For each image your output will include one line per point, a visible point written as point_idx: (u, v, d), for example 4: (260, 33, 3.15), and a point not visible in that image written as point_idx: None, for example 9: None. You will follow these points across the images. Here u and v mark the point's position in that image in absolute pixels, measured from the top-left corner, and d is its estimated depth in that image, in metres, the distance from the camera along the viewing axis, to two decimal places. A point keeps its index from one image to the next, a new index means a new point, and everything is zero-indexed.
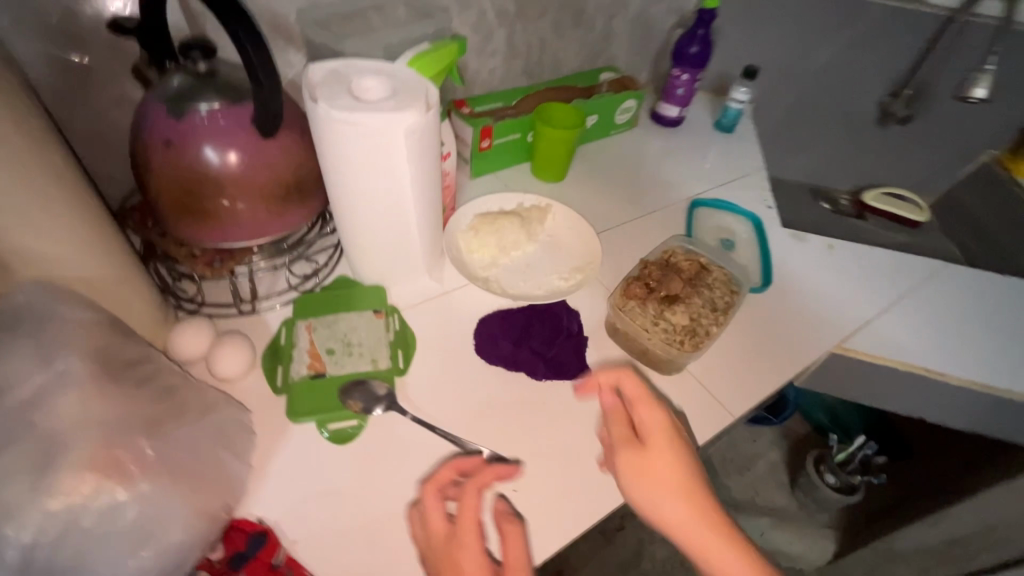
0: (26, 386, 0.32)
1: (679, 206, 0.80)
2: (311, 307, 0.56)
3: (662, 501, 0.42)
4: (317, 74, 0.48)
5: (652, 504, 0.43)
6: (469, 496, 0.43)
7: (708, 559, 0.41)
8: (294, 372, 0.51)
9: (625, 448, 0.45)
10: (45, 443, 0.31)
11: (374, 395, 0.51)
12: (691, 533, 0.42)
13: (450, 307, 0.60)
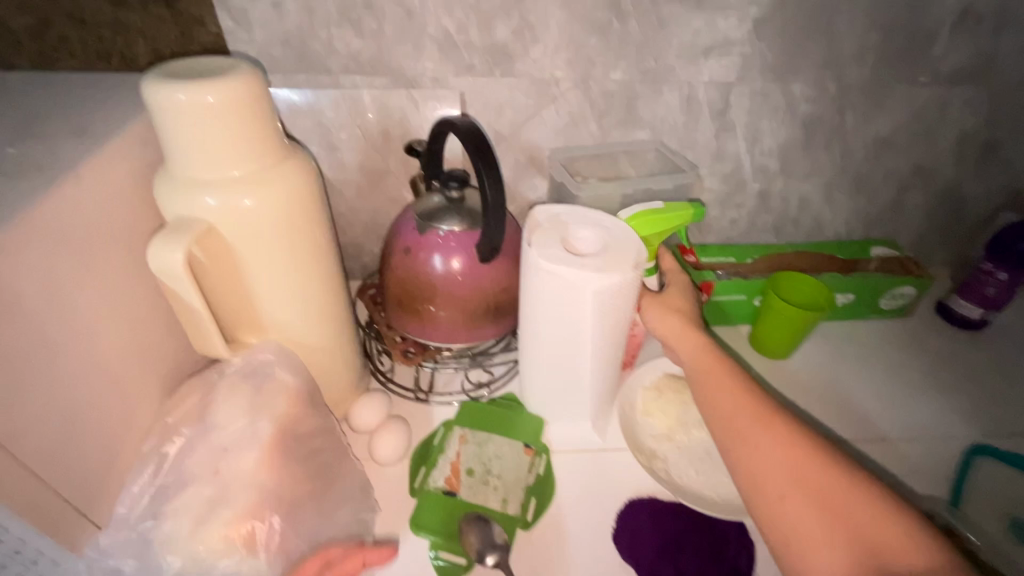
0: (228, 432, 0.39)
1: (946, 446, 0.59)
2: (472, 418, 0.57)
3: (669, 326, 0.52)
4: (538, 220, 0.50)
5: (661, 325, 0.53)
6: None
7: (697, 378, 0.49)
8: (432, 480, 0.52)
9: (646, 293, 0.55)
10: (216, 490, 0.37)
11: (492, 540, 0.47)
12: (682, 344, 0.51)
13: (601, 469, 0.54)
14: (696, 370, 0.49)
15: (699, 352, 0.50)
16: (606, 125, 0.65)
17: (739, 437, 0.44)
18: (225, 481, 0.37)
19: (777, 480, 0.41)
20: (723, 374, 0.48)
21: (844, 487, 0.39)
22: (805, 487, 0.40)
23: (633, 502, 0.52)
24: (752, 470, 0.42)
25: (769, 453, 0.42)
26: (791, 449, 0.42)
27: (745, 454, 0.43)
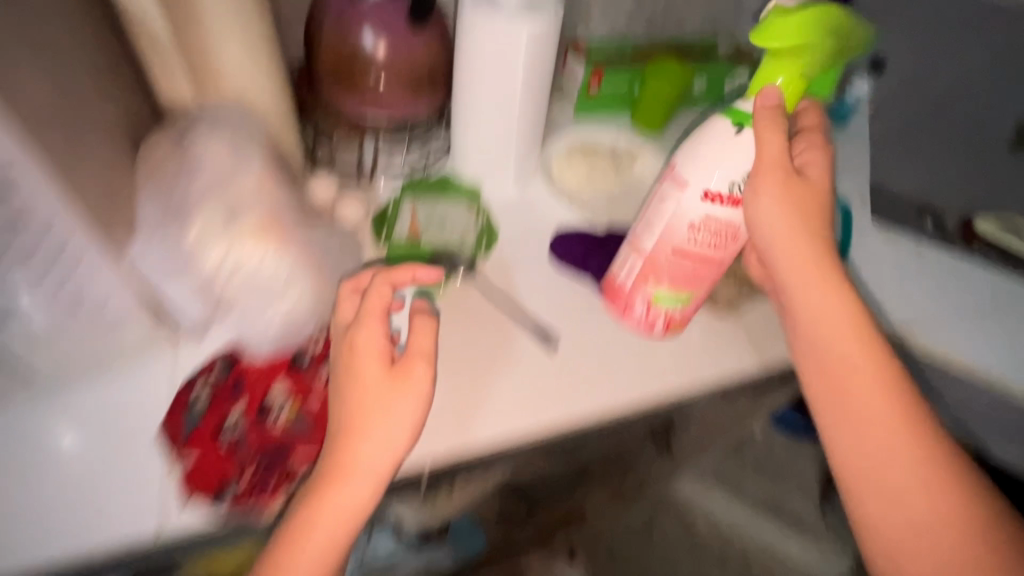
0: (214, 167, 0.43)
1: None
2: (416, 190, 0.65)
3: (816, 297, 0.46)
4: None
5: (821, 303, 0.46)
6: (379, 285, 0.44)
7: (829, 367, 0.46)
8: (396, 231, 0.60)
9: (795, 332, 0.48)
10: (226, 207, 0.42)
11: (458, 260, 0.59)
12: (836, 323, 0.46)
13: (532, 217, 0.67)
14: (831, 367, 0.46)
15: (841, 352, 0.46)
16: None
17: (833, 372, 0.46)
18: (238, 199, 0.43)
19: (858, 439, 0.45)
20: (870, 383, 0.45)
21: (937, 486, 0.43)
22: (885, 448, 0.44)
23: (558, 229, 0.65)
24: (857, 453, 0.45)
25: (856, 399, 0.45)
26: (905, 445, 0.44)
27: (859, 441, 0.44)
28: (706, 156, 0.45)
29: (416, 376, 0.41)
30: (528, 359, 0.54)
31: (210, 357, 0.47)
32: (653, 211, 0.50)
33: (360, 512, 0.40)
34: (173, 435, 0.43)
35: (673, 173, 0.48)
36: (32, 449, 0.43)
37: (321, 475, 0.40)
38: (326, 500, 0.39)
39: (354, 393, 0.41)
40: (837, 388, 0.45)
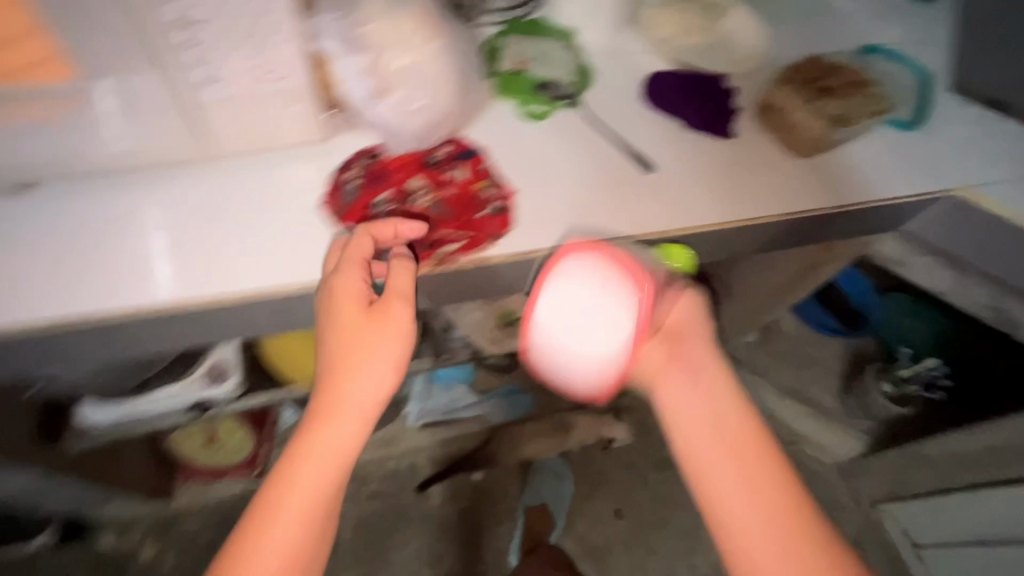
0: None
1: (862, 40, 0.78)
2: (518, 31, 0.68)
3: (698, 431, 0.55)
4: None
5: (698, 432, 0.55)
6: (360, 237, 0.48)
7: (704, 465, 0.54)
8: (502, 66, 0.64)
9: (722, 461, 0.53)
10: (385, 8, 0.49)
11: (562, 93, 0.64)
12: (702, 444, 0.54)
13: (623, 62, 0.70)
14: (704, 382, 0.56)
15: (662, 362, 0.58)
16: None
17: (699, 373, 0.57)
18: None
19: (727, 488, 0.52)
20: (743, 435, 0.54)
21: (770, 539, 0.50)
22: (737, 490, 0.52)
23: (650, 74, 0.69)
24: (729, 537, 0.52)
25: (699, 411, 0.55)
26: (768, 497, 0.52)
27: (724, 510, 0.52)
28: (594, 281, 0.51)
29: (394, 313, 0.48)
30: (631, 181, 0.60)
31: (356, 152, 0.54)
32: (574, 304, 0.51)
33: (350, 441, 0.49)
34: (332, 211, 0.51)
35: (579, 271, 0.51)
36: (123, 224, 0.50)
37: (304, 442, 0.48)
38: (324, 433, 0.48)
39: (343, 331, 0.47)
40: (711, 413, 0.55)
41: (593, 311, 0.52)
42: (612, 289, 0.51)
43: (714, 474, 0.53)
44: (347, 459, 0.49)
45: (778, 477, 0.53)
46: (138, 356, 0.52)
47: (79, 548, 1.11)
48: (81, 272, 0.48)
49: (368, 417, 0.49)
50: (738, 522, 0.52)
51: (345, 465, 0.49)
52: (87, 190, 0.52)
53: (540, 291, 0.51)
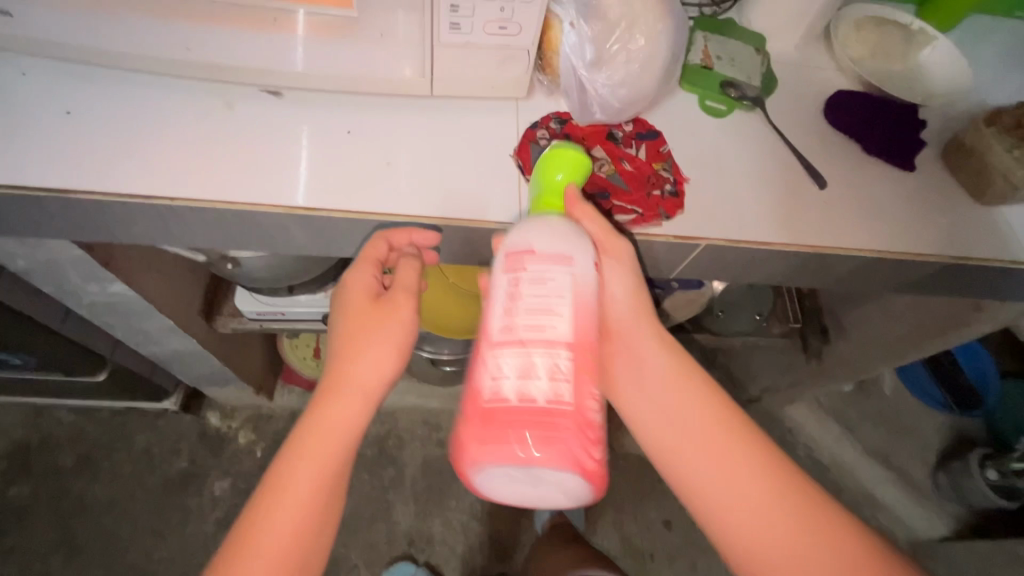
0: None
1: None
2: (709, 27, 0.69)
3: (639, 372, 0.53)
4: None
5: (629, 366, 0.54)
6: (374, 246, 0.51)
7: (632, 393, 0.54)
8: (692, 58, 0.66)
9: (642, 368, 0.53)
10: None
11: (746, 94, 0.64)
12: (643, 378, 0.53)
13: (807, 78, 0.69)
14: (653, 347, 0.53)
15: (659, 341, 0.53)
16: None
17: (640, 366, 0.53)
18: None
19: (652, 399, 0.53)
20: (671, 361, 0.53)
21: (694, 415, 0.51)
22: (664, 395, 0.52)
23: (836, 92, 0.67)
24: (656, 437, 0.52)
25: (642, 372, 0.53)
26: (684, 401, 0.52)
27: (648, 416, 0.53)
28: (555, 230, 0.46)
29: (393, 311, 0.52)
30: (802, 192, 0.60)
31: (545, 114, 0.58)
32: (530, 308, 0.43)
33: (346, 423, 0.49)
34: (521, 162, 0.55)
35: (522, 275, 0.44)
36: (277, 134, 0.54)
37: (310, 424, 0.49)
38: (328, 415, 0.49)
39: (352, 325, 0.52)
40: (652, 386, 0.53)
41: (552, 269, 0.44)
42: (565, 244, 0.46)
43: (653, 411, 0.53)
44: (342, 445, 0.49)
45: (750, 445, 0.50)
46: (308, 255, 0.57)
47: (191, 420, 1.26)
48: (297, 175, 0.52)
49: (366, 399, 0.50)
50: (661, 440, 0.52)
51: (339, 454, 0.49)
52: (311, 109, 0.56)
53: (494, 346, 0.43)
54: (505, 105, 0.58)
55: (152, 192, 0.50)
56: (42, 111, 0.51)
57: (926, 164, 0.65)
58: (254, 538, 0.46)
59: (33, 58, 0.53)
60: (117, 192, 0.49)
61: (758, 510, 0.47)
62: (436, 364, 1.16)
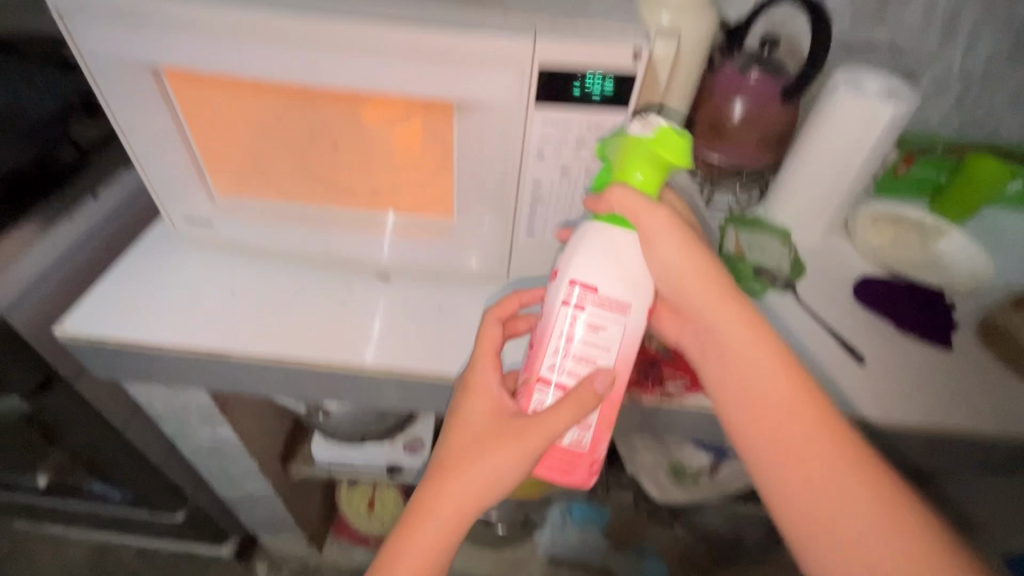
0: None
1: None
2: (739, 221, 0.82)
3: (760, 398, 0.46)
4: (830, 85, 0.74)
5: (734, 391, 0.47)
6: (491, 327, 0.53)
7: (752, 431, 0.47)
8: (726, 247, 0.77)
9: (748, 404, 0.47)
10: None
11: (776, 279, 0.74)
12: (739, 407, 0.47)
13: (833, 263, 0.79)
14: (731, 349, 0.47)
15: (735, 322, 0.47)
16: (858, 25, 0.83)
17: (727, 350, 0.48)
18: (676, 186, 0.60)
19: (773, 443, 0.46)
20: (770, 366, 0.46)
21: (836, 464, 0.44)
22: (791, 435, 0.45)
23: (862, 276, 0.76)
24: (797, 504, 0.44)
25: (751, 395, 0.47)
26: (819, 445, 0.44)
27: (781, 462, 0.45)
28: (625, 270, 0.46)
29: (528, 437, 0.46)
30: (841, 365, 0.65)
31: None
32: (580, 355, 0.47)
33: (465, 517, 0.47)
34: None
35: (582, 317, 0.46)
36: (382, 309, 0.67)
37: (416, 515, 0.47)
38: (440, 507, 0.47)
39: (477, 420, 0.49)
40: (736, 374, 0.47)
41: (607, 325, 0.46)
42: (629, 294, 0.47)
43: (783, 467, 0.45)
44: (454, 536, 0.47)
45: (833, 437, 0.44)
46: (394, 409, 0.66)
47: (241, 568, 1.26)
48: (397, 343, 0.64)
49: (487, 486, 0.47)
50: (810, 506, 0.44)
51: (450, 541, 0.47)
52: (410, 290, 0.70)
53: (543, 381, 0.48)
54: None
55: (285, 357, 0.61)
56: (215, 292, 0.66)
57: (965, 343, 0.69)
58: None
59: (210, 251, 0.70)
60: (259, 357, 0.61)
61: (814, 505, 0.44)
62: (488, 522, 1.15)
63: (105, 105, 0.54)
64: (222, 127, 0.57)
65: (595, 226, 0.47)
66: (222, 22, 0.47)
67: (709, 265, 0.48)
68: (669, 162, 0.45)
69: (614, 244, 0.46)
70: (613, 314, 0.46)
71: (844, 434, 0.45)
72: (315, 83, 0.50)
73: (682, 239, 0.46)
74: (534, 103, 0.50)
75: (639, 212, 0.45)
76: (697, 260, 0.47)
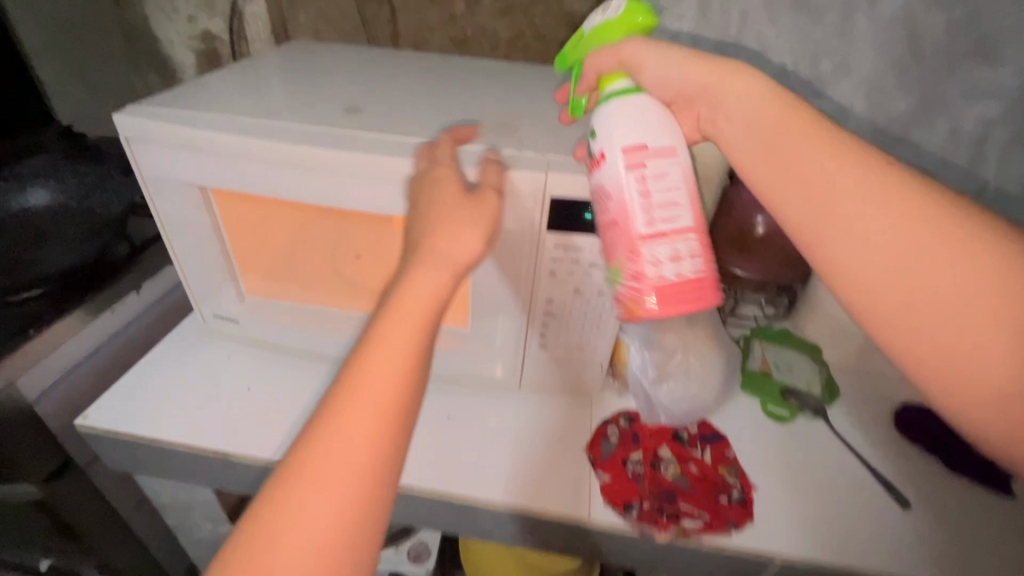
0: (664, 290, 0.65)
1: None
2: (766, 335, 0.79)
3: (799, 177, 0.41)
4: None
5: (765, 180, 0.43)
6: (488, 172, 0.47)
7: (794, 218, 0.42)
8: (751, 364, 0.74)
9: (785, 185, 0.42)
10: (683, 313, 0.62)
11: (808, 402, 0.69)
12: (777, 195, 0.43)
13: (868, 388, 0.75)
14: (756, 130, 0.43)
15: (750, 103, 0.43)
16: None
17: (783, 161, 0.42)
18: (690, 312, 0.62)
19: (820, 219, 0.40)
20: (800, 136, 0.41)
21: (901, 219, 0.37)
22: (838, 207, 0.39)
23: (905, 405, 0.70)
24: (864, 274, 0.38)
25: (789, 168, 0.41)
26: (877, 199, 0.38)
27: (840, 235, 0.39)
28: (649, 121, 0.45)
29: (488, 201, 0.45)
30: (884, 510, 0.59)
31: (616, 410, 0.66)
32: (661, 202, 0.44)
33: (401, 396, 0.36)
34: (594, 457, 0.61)
35: (646, 171, 0.44)
36: None
37: (337, 399, 0.35)
38: (368, 380, 0.35)
39: (435, 215, 0.43)
40: (801, 186, 0.41)
41: (666, 164, 0.44)
42: (669, 139, 0.45)
43: (839, 247, 0.40)
44: (395, 425, 0.35)
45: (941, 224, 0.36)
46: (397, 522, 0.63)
47: None
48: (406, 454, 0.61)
49: (424, 328, 0.38)
50: (874, 275, 0.38)
51: (392, 429, 0.35)
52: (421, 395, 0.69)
53: (646, 242, 0.44)
54: (581, 397, 0.68)
55: None
56: (235, 388, 0.67)
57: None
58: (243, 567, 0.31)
59: (235, 344, 0.72)
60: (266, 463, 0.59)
61: (943, 315, 0.36)
62: None
63: (156, 215, 0.59)
64: (256, 233, 0.62)
65: (603, 109, 0.46)
66: (262, 150, 0.51)
67: (711, 61, 0.45)
68: (637, 24, 0.48)
69: (637, 95, 0.45)
70: (665, 140, 0.45)
71: (952, 210, 0.36)
72: (336, 203, 0.53)
73: (697, 61, 0.45)
74: (545, 229, 0.51)
75: (622, 57, 0.46)
76: (699, 61, 0.45)
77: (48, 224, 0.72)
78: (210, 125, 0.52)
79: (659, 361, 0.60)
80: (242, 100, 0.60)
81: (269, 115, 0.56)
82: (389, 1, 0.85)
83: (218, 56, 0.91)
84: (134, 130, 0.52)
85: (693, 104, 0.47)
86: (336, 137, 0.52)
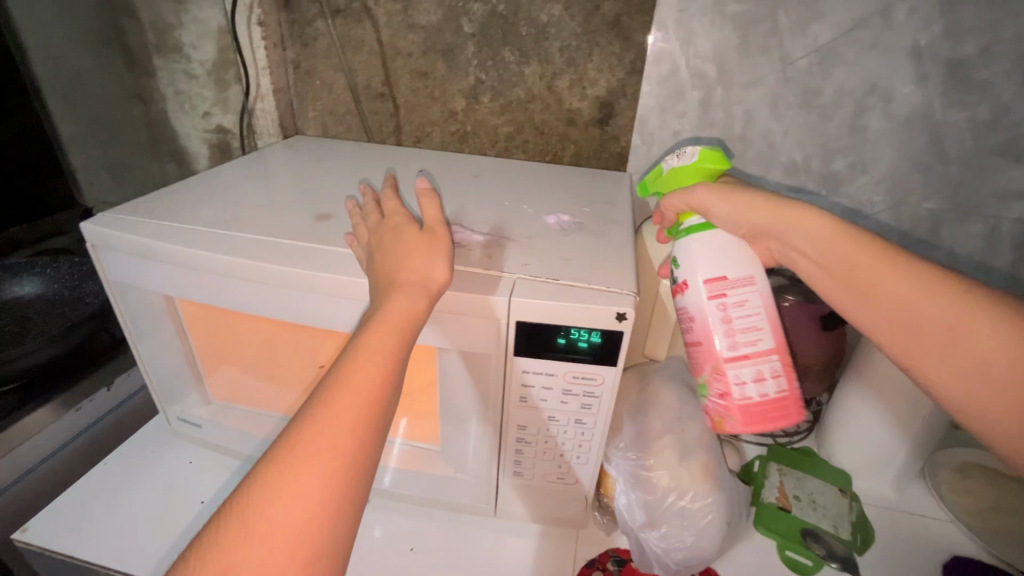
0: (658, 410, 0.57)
1: None
2: (783, 458, 0.71)
3: (872, 302, 0.44)
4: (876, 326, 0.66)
5: (843, 302, 0.46)
6: (443, 231, 0.46)
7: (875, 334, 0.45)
8: (765, 495, 0.65)
9: (861, 306, 0.45)
10: (679, 445, 0.54)
11: (833, 551, 0.59)
12: (856, 313, 0.46)
13: (909, 527, 0.65)
14: (830, 260, 0.46)
15: (821, 235, 0.46)
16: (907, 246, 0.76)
17: (864, 284, 0.45)
18: (688, 441, 0.54)
19: (898, 335, 0.44)
20: (863, 260, 0.44)
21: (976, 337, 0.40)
22: (915, 327, 0.42)
23: (953, 556, 0.60)
24: (952, 389, 0.41)
25: (863, 292, 0.45)
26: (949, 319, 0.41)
27: (920, 354, 0.43)
28: (724, 251, 0.47)
29: (441, 236, 0.45)
30: None
31: (603, 549, 0.58)
32: (744, 328, 0.45)
33: (393, 380, 0.37)
34: None
35: (727, 299, 0.46)
36: (360, 539, 0.59)
37: (334, 378, 0.36)
38: (365, 362, 0.37)
39: (398, 251, 0.44)
40: (884, 306, 0.44)
41: (745, 294, 0.46)
42: (750, 267, 0.46)
43: (923, 364, 0.43)
44: (386, 402, 0.36)
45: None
46: None
47: None
48: None
49: (406, 329, 0.39)
50: (962, 390, 0.41)
51: (382, 407, 0.36)
52: (390, 518, 0.62)
53: (730, 364, 0.45)
54: (566, 530, 0.60)
55: None
56: (186, 498, 0.61)
57: None
58: (237, 538, 0.30)
59: (197, 448, 0.67)
60: None
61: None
62: None
63: (122, 320, 0.58)
64: (220, 337, 0.59)
65: (681, 243, 0.49)
66: (223, 262, 0.50)
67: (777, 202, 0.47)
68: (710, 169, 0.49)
69: (716, 232, 0.47)
70: (742, 268, 0.46)
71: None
72: (326, 323, 0.50)
73: (756, 205, 0.47)
74: (512, 354, 0.47)
75: (689, 201, 0.47)
76: (768, 202, 0.47)
77: (37, 313, 0.75)
78: (178, 237, 0.52)
79: (653, 500, 0.52)
80: (219, 204, 0.59)
81: (239, 224, 0.55)
82: (393, 98, 0.87)
83: (230, 148, 0.95)
84: (104, 241, 0.53)
85: (757, 240, 0.48)
86: (335, 257, 0.50)
